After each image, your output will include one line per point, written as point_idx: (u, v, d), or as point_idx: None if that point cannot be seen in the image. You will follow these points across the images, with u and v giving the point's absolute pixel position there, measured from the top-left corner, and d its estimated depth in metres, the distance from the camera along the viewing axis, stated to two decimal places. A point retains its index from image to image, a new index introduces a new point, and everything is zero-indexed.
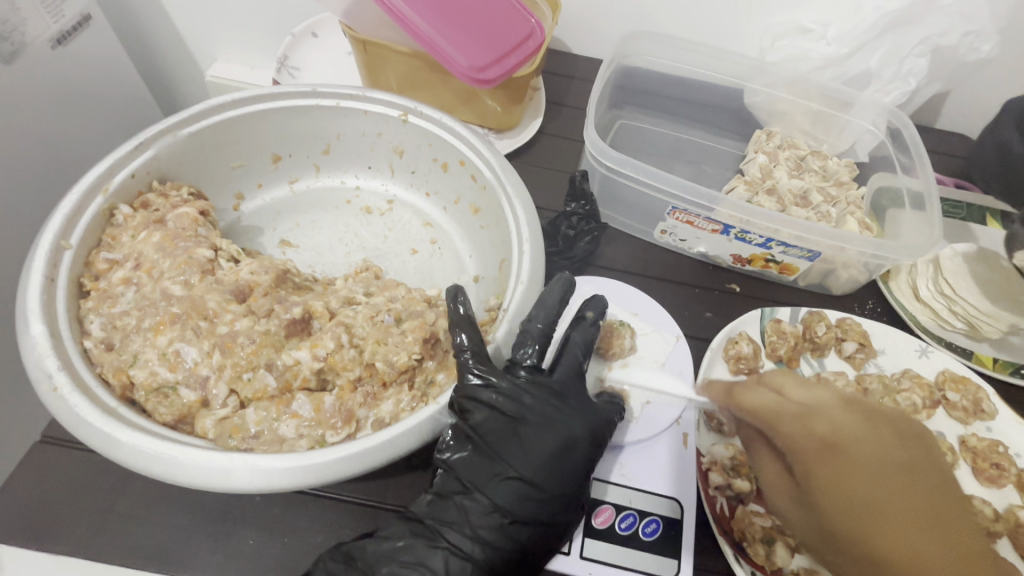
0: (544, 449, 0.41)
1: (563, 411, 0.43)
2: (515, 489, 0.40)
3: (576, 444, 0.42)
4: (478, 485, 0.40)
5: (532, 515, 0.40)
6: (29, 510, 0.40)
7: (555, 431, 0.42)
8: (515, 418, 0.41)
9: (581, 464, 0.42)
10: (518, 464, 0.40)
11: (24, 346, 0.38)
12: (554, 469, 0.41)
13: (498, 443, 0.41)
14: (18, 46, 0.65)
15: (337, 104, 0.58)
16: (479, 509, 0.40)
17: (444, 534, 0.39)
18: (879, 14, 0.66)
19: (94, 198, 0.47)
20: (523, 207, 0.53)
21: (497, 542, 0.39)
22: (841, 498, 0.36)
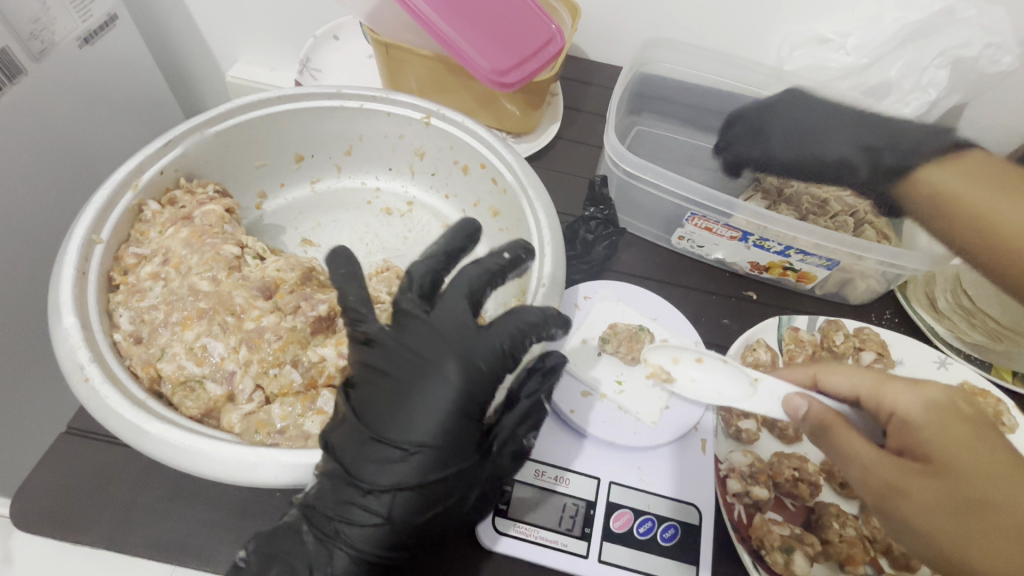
0: (409, 405, 0.37)
1: (429, 359, 0.38)
2: (376, 456, 0.36)
3: (444, 388, 0.37)
4: (342, 457, 0.37)
5: (394, 481, 0.36)
6: (53, 502, 0.41)
7: (421, 381, 0.37)
8: (379, 370, 0.38)
9: (449, 414, 0.36)
10: (380, 425, 0.37)
11: (57, 337, 0.38)
12: (421, 423, 0.36)
13: (364, 399, 0.38)
14: (47, 44, 0.67)
15: (361, 106, 0.58)
16: (341, 484, 0.36)
17: (314, 519, 0.37)
18: (900, 24, 0.68)
19: (124, 193, 0.48)
20: (544, 210, 0.53)
21: (366, 525, 0.36)
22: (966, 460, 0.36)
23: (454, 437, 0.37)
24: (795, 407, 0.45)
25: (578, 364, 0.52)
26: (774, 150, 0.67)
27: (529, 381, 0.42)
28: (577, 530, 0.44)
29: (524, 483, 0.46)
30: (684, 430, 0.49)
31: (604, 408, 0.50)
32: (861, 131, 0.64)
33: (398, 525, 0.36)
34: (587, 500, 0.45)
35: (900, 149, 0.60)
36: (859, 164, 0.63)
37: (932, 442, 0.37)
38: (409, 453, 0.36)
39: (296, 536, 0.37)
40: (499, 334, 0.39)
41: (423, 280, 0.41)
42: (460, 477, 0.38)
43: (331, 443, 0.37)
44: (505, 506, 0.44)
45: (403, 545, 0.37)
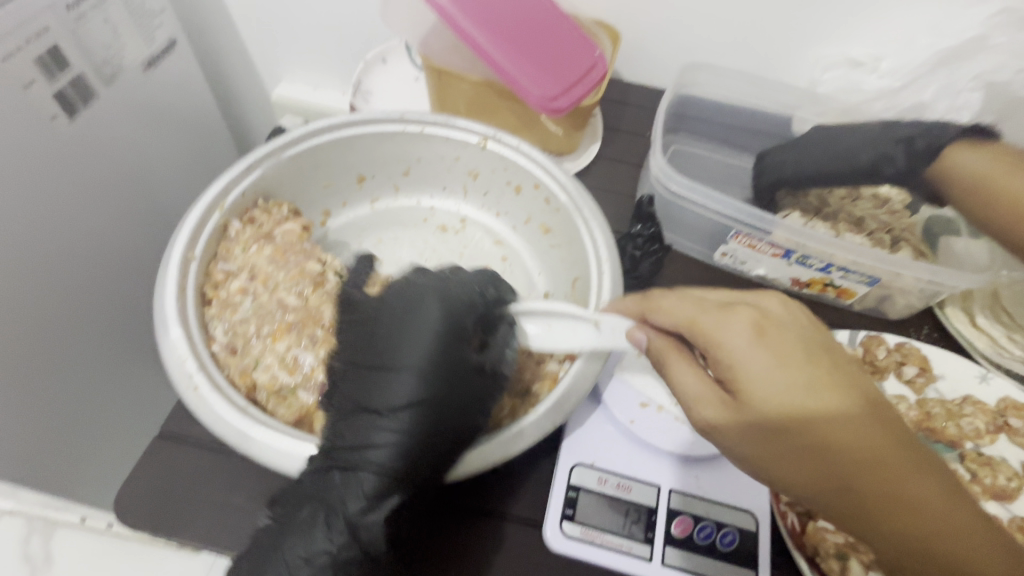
0: (402, 335, 0.41)
1: (405, 300, 0.43)
2: (383, 384, 0.40)
3: (425, 320, 0.41)
4: (350, 395, 0.41)
5: (407, 402, 0.40)
6: (154, 500, 0.44)
7: (406, 317, 0.42)
8: (368, 321, 0.43)
9: (436, 339, 0.41)
10: (384, 359, 0.41)
11: (166, 348, 0.42)
12: (417, 349, 0.40)
13: (360, 344, 0.42)
14: (116, 69, 0.71)
15: (421, 130, 0.62)
16: (361, 417, 0.40)
17: (335, 457, 0.39)
18: (933, 50, 0.72)
19: (213, 214, 0.51)
20: (600, 229, 0.56)
21: (387, 443, 0.39)
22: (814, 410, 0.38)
23: (445, 357, 0.41)
24: (637, 340, 0.45)
25: (634, 375, 0.53)
26: (805, 154, 0.71)
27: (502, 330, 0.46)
28: (640, 535, 0.46)
29: (588, 489, 0.48)
30: None
31: (663, 419, 0.51)
32: (891, 129, 0.68)
33: (416, 441, 0.39)
34: (648, 507, 0.47)
35: (930, 133, 0.65)
36: (895, 154, 0.67)
37: (750, 380, 0.38)
38: (410, 374, 0.40)
39: (319, 477, 0.39)
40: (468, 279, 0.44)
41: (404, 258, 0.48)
42: (461, 393, 0.41)
43: (336, 392, 0.42)
44: (571, 511, 0.47)
45: (421, 462, 0.39)
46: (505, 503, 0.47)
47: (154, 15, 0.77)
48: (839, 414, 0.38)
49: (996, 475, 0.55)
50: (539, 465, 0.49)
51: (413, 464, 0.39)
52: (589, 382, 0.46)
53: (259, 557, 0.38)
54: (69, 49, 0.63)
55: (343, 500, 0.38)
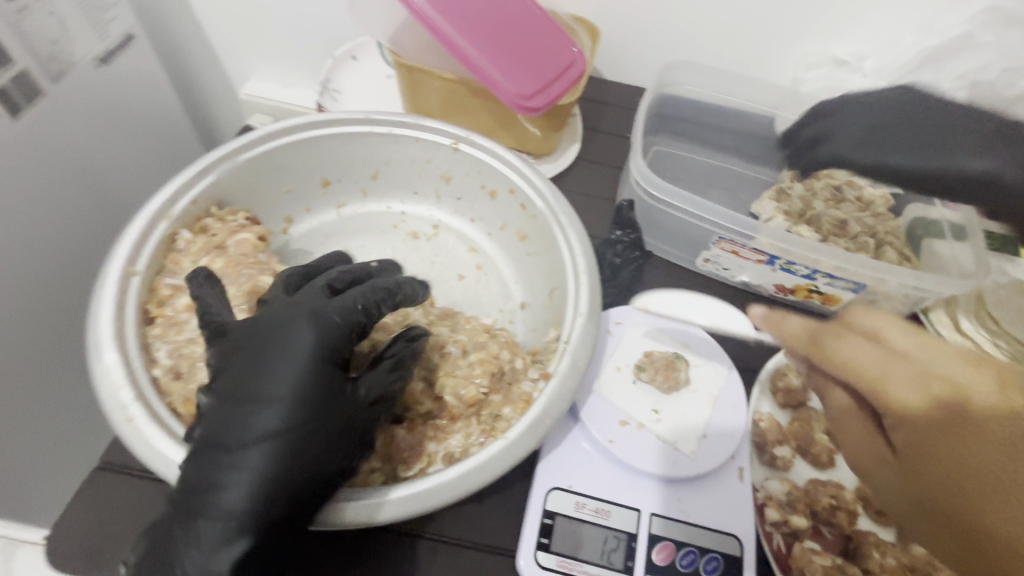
0: (265, 364, 0.37)
1: (274, 326, 0.38)
2: (239, 420, 0.36)
3: (291, 349, 0.37)
4: (205, 432, 0.36)
5: (265, 439, 0.35)
6: (94, 536, 0.41)
7: (276, 341, 0.38)
8: (233, 349, 0.39)
9: (308, 365, 0.37)
10: (244, 392, 0.37)
11: (99, 375, 0.38)
12: (281, 380, 0.36)
13: (227, 376, 0.38)
14: (66, 65, 0.66)
15: (389, 131, 0.58)
16: (217, 456, 0.35)
17: (189, 506, 0.35)
18: (918, 48, 0.70)
19: (158, 224, 0.47)
20: (578, 237, 0.53)
21: (239, 483, 0.35)
22: (936, 451, 0.31)
23: (313, 384, 0.37)
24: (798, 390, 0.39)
25: (613, 391, 0.51)
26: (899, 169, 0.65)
27: (395, 348, 0.45)
28: (620, 563, 0.44)
29: (565, 515, 0.45)
30: (723, 460, 0.48)
31: (642, 438, 0.49)
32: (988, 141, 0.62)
33: (277, 484, 0.35)
34: (628, 533, 0.45)
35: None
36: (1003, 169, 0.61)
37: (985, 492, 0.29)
38: (270, 407, 0.36)
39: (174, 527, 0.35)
40: (353, 296, 0.41)
41: (294, 278, 0.45)
42: (328, 421, 0.37)
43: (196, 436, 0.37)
44: (546, 539, 0.44)
45: (280, 508, 0.35)
46: (472, 530, 0.44)
47: (107, 8, 0.72)
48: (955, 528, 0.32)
49: None
50: (512, 489, 0.47)
51: (271, 511, 0.35)
52: (565, 403, 0.43)
53: None
54: (10, 44, 0.58)
55: (189, 563, 0.33)
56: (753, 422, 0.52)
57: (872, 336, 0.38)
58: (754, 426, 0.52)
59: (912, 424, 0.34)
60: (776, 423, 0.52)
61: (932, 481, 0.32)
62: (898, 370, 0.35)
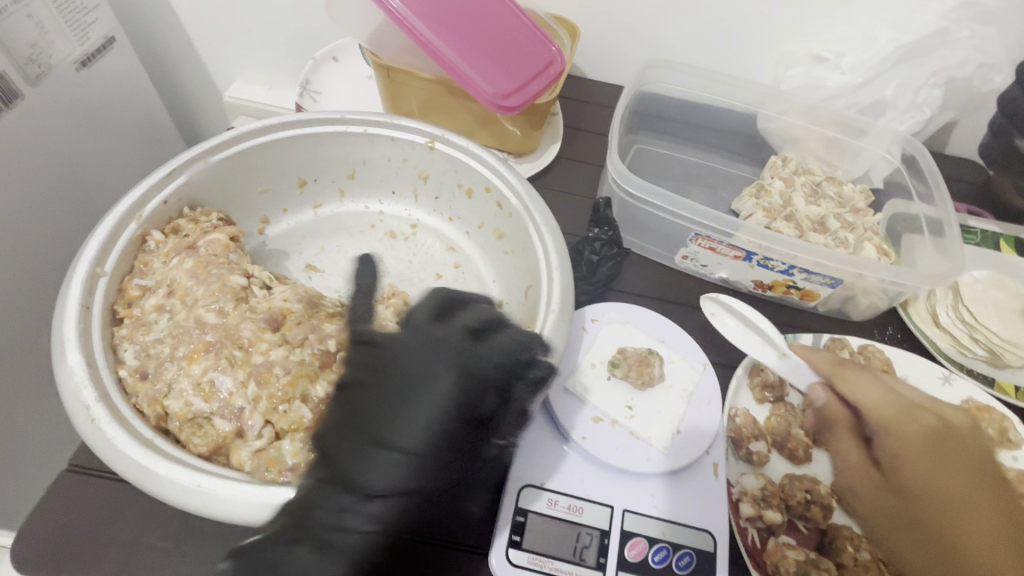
0: (410, 407, 0.41)
1: (423, 371, 0.43)
2: (377, 459, 0.40)
3: (435, 401, 0.42)
4: (335, 461, 0.40)
5: (396, 486, 0.39)
6: (58, 538, 0.41)
7: (419, 387, 0.42)
8: (369, 386, 0.42)
9: (451, 420, 0.41)
10: (381, 430, 0.41)
11: (62, 375, 0.39)
12: (423, 430, 0.41)
13: (361, 414, 0.41)
14: (45, 67, 0.66)
15: (365, 130, 0.59)
16: (344, 490, 0.39)
17: (308, 529, 0.37)
18: (894, 45, 0.68)
19: (127, 225, 0.48)
20: (551, 235, 0.53)
21: (363, 520, 0.38)
22: (925, 476, 0.45)
23: (448, 442, 0.41)
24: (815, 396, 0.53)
25: (588, 389, 0.51)
26: None
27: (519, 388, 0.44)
28: (592, 560, 0.44)
29: (537, 512, 0.45)
30: (696, 455, 0.48)
31: (615, 434, 0.49)
32: None
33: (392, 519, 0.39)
34: (601, 530, 0.45)
35: None
36: None
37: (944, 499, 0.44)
38: (400, 451, 0.40)
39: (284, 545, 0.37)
40: (497, 345, 0.45)
41: (433, 304, 0.48)
42: (450, 467, 0.41)
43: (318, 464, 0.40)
44: (518, 537, 0.44)
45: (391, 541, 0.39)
46: None
47: (87, 11, 0.71)
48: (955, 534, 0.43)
49: None
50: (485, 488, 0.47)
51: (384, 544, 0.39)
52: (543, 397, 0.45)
53: None
54: None
55: None
56: (729, 418, 0.52)
57: (883, 383, 0.51)
58: (730, 422, 0.52)
59: (903, 447, 0.47)
60: (752, 419, 0.52)
61: (937, 505, 0.44)
62: (904, 410, 0.49)
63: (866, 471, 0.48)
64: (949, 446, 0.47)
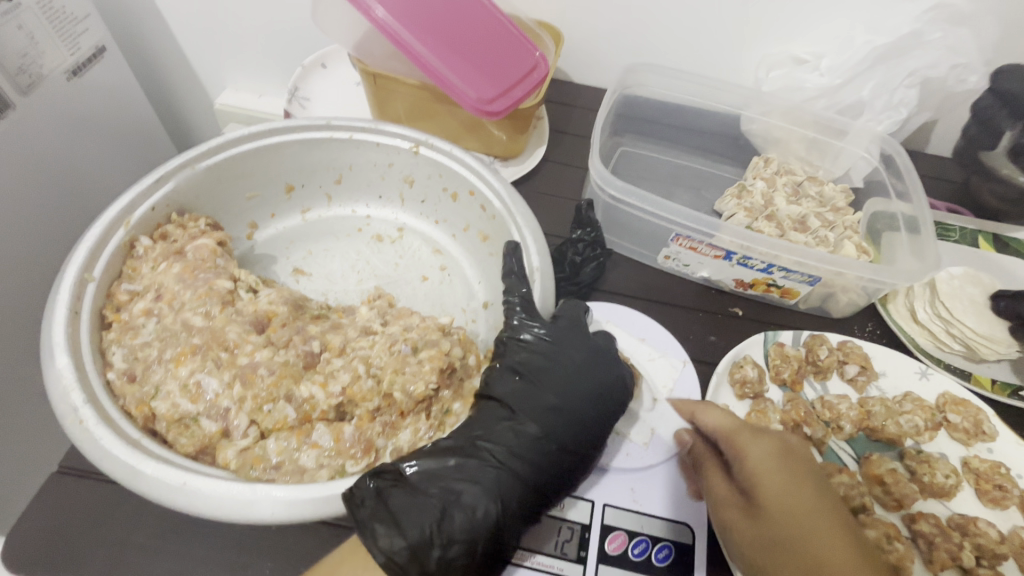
0: (583, 377, 0.47)
1: (591, 355, 0.49)
2: (555, 411, 0.45)
3: (601, 380, 0.48)
4: (518, 408, 0.45)
5: (571, 442, 0.45)
6: (48, 539, 0.42)
7: (591, 368, 0.48)
8: (530, 358, 0.48)
9: (614, 401, 0.48)
10: (559, 394, 0.46)
11: (50, 378, 0.40)
12: (596, 402, 0.47)
13: (528, 380, 0.47)
14: (36, 77, 0.67)
15: (350, 136, 0.60)
16: (531, 434, 0.44)
17: (500, 458, 0.43)
18: (871, 47, 0.70)
19: (116, 230, 0.49)
20: (533, 236, 0.54)
21: (541, 463, 0.44)
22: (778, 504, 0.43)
23: (608, 416, 0.47)
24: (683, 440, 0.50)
25: None
26: None
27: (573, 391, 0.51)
28: (573, 554, 0.45)
29: None
30: (674, 451, 0.50)
31: None
32: None
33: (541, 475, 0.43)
34: (582, 524, 0.46)
35: None
36: None
37: (796, 507, 0.43)
38: (568, 411, 0.46)
39: (479, 463, 0.42)
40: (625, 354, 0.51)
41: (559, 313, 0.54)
42: (601, 440, 0.47)
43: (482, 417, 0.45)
44: None
45: (537, 496, 0.43)
46: None
47: (78, 21, 0.72)
48: (819, 545, 0.41)
49: (934, 473, 0.53)
50: None
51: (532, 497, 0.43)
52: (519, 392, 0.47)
53: (399, 513, 0.38)
54: None
55: (475, 497, 0.40)
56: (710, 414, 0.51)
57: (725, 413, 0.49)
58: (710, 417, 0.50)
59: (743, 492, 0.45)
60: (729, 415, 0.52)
61: (783, 537, 0.42)
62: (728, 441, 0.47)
63: (735, 498, 0.45)
64: (790, 470, 0.45)
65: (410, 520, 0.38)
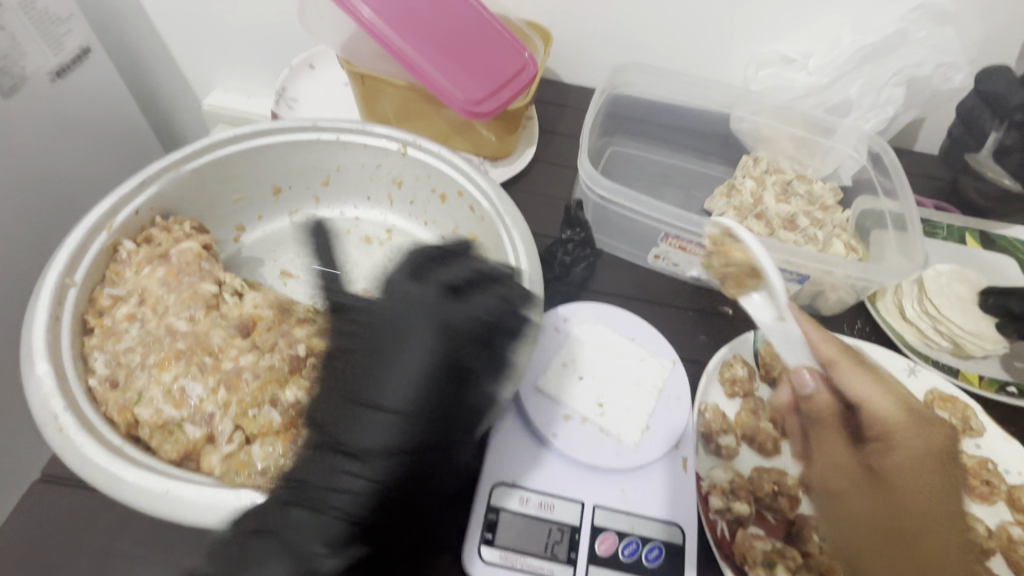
0: (386, 364, 0.41)
1: (398, 331, 0.42)
2: (363, 420, 0.39)
3: (412, 357, 0.41)
4: (324, 430, 0.40)
5: (383, 447, 0.39)
6: (29, 549, 0.41)
7: (401, 345, 0.41)
8: (356, 348, 0.43)
9: (433, 372, 0.40)
10: (370, 395, 0.40)
11: (30, 386, 0.39)
12: (404, 390, 0.40)
13: (354, 377, 0.41)
14: (18, 79, 0.66)
15: (337, 138, 0.59)
16: (346, 454, 0.39)
17: (312, 494, 0.38)
18: (856, 46, 0.70)
19: (98, 235, 0.49)
20: (521, 236, 0.54)
21: (356, 481, 0.38)
22: (870, 500, 0.43)
23: (425, 395, 0.40)
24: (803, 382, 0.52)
25: (560, 387, 0.52)
26: None
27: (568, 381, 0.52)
28: (563, 556, 0.45)
29: (509, 511, 0.46)
30: (663, 451, 0.49)
31: (585, 431, 0.50)
32: None
33: (381, 469, 0.38)
34: (572, 525, 0.46)
35: None
36: None
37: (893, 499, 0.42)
38: (381, 412, 0.39)
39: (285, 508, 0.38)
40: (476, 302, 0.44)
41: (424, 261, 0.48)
42: (432, 429, 0.40)
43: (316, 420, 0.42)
44: (491, 535, 0.45)
45: (387, 509, 0.38)
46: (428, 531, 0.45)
47: (62, 22, 0.71)
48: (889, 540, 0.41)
49: None
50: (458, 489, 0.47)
51: (382, 491, 0.38)
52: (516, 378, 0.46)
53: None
54: None
55: (290, 543, 0.37)
56: (699, 413, 0.54)
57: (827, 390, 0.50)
58: (700, 417, 0.53)
59: (834, 465, 0.46)
60: (720, 413, 0.54)
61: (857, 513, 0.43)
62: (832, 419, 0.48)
63: (853, 471, 0.45)
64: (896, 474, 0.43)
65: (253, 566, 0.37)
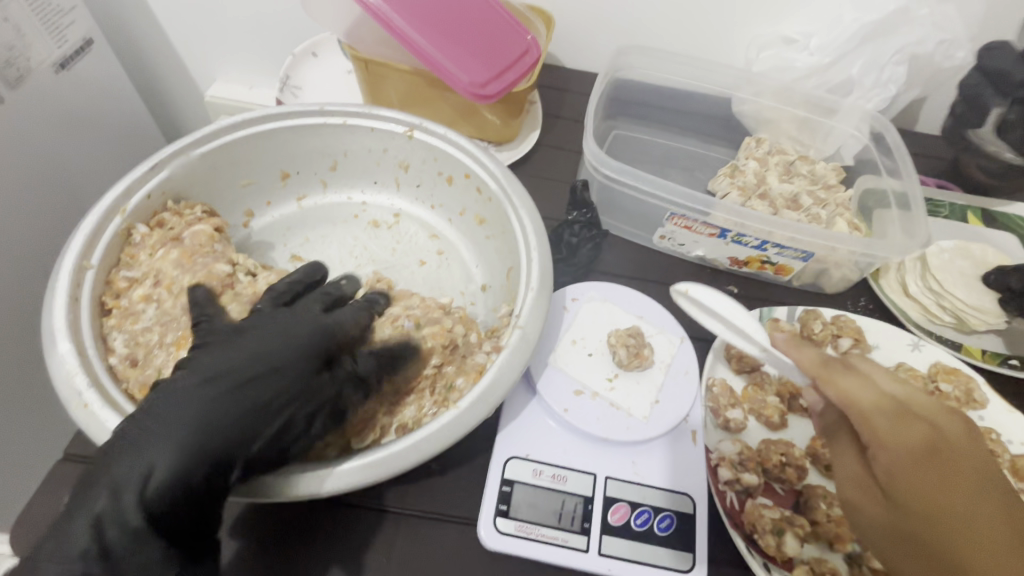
0: (250, 344, 0.42)
1: (277, 318, 0.44)
2: (214, 388, 0.39)
3: (283, 342, 0.42)
4: (172, 390, 0.39)
5: (232, 418, 0.39)
6: (58, 524, 0.43)
7: (274, 328, 0.43)
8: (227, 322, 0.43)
9: (301, 359, 0.42)
10: (228, 367, 0.40)
11: (53, 364, 0.40)
12: (267, 369, 0.41)
13: (196, 358, 0.41)
14: (23, 71, 0.67)
15: (344, 122, 0.60)
16: (185, 420, 0.38)
17: (141, 452, 0.36)
18: (859, 25, 0.70)
19: (113, 219, 0.49)
20: (530, 217, 0.54)
21: (193, 443, 0.37)
22: (947, 499, 0.37)
23: (291, 380, 0.42)
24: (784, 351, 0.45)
25: (569, 363, 0.53)
26: None
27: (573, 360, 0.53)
28: (577, 526, 0.45)
29: (522, 483, 0.47)
30: (675, 424, 0.50)
31: (596, 406, 0.51)
32: None
33: (218, 440, 0.38)
34: (585, 496, 0.47)
35: None
36: None
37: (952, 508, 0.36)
38: (237, 386, 0.40)
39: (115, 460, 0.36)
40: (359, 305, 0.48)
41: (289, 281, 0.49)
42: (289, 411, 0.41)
43: (145, 402, 0.40)
44: (505, 506, 0.46)
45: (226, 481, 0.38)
46: (440, 500, 0.46)
47: (63, 13, 0.71)
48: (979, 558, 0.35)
49: None
50: (472, 462, 0.48)
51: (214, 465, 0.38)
52: (528, 354, 0.46)
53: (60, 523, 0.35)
54: None
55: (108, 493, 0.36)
56: (707, 389, 0.53)
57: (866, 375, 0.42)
58: (708, 393, 0.53)
59: (898, 457, 0.38)
60: (728, 388, 0.53)
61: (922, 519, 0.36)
62: (905, 407, 0.40)
63: (902, 459, 0.38)
64: (946, 455, 0.38)
65: (70, 546, 0.34)
